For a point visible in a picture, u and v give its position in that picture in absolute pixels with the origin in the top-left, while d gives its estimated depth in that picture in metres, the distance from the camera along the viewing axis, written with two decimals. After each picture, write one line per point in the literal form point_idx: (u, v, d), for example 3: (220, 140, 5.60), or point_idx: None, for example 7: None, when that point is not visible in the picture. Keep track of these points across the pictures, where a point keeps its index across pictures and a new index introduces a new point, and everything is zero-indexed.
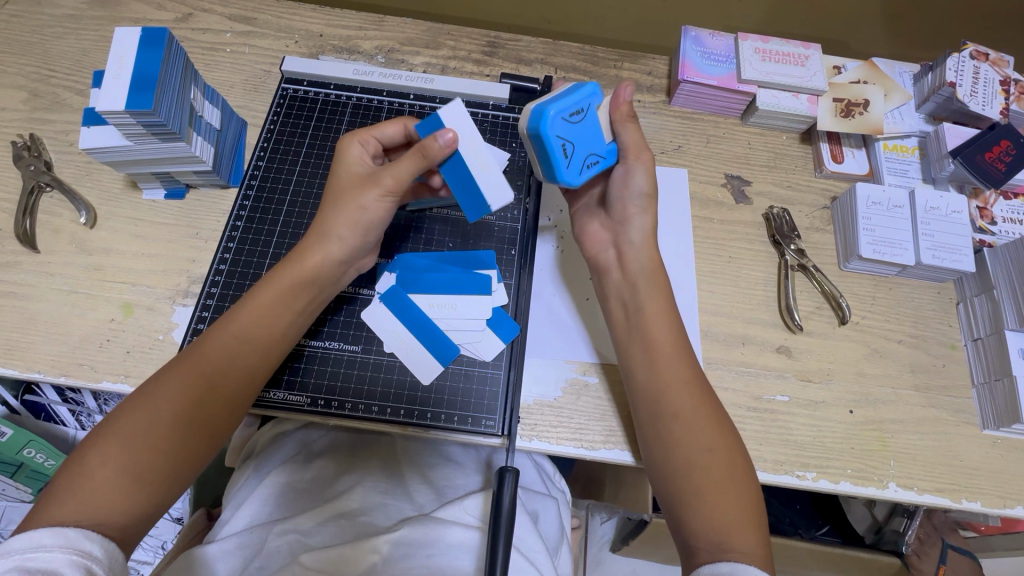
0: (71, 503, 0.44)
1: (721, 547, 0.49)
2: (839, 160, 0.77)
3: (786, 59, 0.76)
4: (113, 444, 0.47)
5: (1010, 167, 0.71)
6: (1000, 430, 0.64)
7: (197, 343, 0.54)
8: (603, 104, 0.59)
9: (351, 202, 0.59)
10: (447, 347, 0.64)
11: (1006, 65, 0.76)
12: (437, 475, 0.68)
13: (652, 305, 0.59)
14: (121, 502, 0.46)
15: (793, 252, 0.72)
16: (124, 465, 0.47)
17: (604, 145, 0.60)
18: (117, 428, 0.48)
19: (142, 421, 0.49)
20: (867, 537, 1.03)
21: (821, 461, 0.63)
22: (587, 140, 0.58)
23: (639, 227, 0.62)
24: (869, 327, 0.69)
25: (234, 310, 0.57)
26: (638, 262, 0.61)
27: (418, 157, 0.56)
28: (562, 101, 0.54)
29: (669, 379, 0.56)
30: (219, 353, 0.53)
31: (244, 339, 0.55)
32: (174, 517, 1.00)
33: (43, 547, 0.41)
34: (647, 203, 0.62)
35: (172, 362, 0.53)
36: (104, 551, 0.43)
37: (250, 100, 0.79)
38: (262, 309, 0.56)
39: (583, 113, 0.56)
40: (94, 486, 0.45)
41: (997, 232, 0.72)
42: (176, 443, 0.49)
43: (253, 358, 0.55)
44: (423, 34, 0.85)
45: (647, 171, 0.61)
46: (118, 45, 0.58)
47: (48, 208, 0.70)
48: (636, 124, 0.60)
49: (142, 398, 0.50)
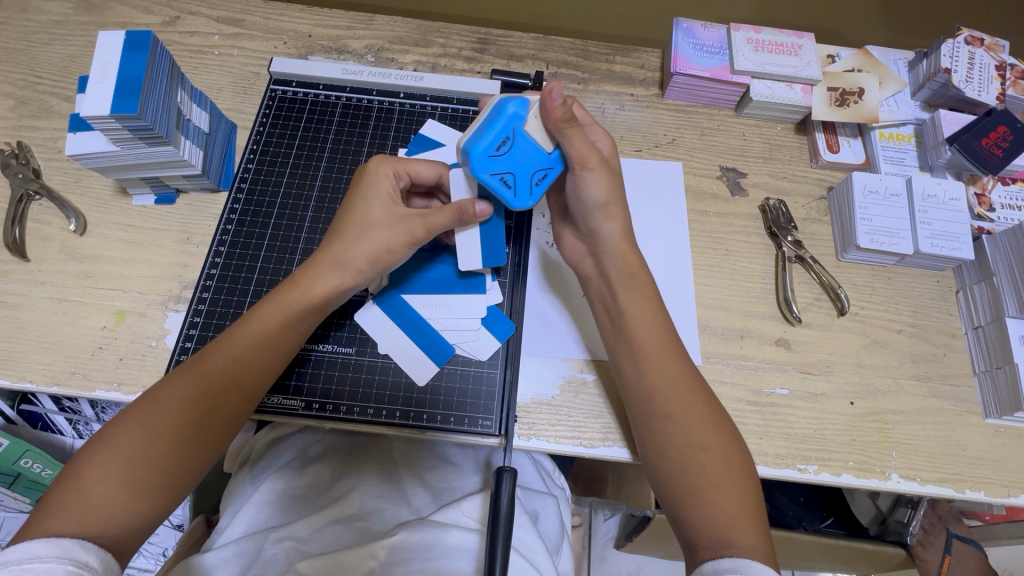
0: (69, 517, 0.44)
1: (722, 544, 0.48)
2: (835, 149, 0.76)
3: (779, 49, 0.76)
4: (111, 459, 0.47)
5: (1007, 152, 0.70)
6: (1003, 418, 0.64)
7: (200, 356, 0.53)
8: (532, 115, 0.54)
9: (373, 233, 0.57)
10: (442, 348, 0.63)
11: (1002, 50, 0.75)
12: (435, 478, 0.68)
13: (633, 311, 0.58)
14: (121, 519, 0.45)
15: (791, 244, 0.71)
16: (124, 482, 0.46)
17: (549, 154, 0.56)
18: (115, 444, 0.47)
19: (142, 437, 0.48)
20: (872, 528, 1.03)
21: (822, 453, 0.62)
22: (525, 161, 0.55)
23: (606, 235, 0.60)
24: (868, 318, 0.69)
25: (236, 325, 0.55)
26: (614, 266, 0.60)
27: (455, 217, 0.58)
28: (484, 138, 0.53)
29: (655, 382, 0.55)
30: (220, 368, 0.52)
31: (247, 354, 0.54)
32: (174, 524, 0.99)
33: (37, 559, 0.40)
34: (608, 211, 0.60)
35: (173, 374, 0.52)
36: (100, 561, 0.43)
37: (239, 102, 0.78)
38: (268, 325, 0.55)
39: (509, 140, 0.54)
40: (93, 503, 0.45)
41: (995, 219, 0.71)
42: (177, 460, 0.49)
43: (254, 374, 0.54)
44: (413, 32, 0.84)
45: (604, 178, 0.58)
46: (102, 49, 0.58)
47: (37, 216, 0.69)
48: (578, 126, 0.55)
49: (141, 413, 0.49)
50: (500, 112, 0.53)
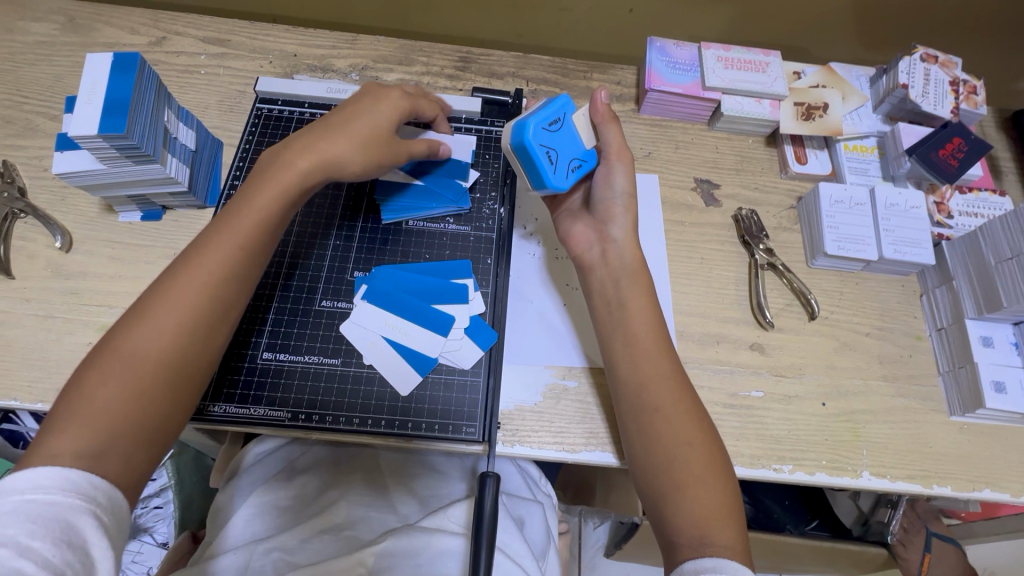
0: (81, 423, 0.45)
1: (702, 541, 0.50)
2: (803, 161, 0.80)
3: (748, 66, 0.79)
4: (117, 364, 0.48)
5: (962, 163, 0.74)
6: (966, 416, 0.67)
7: (183, 261, 0.53)
8: (583, 113, 0.64)
9: (343, 140, 0.61)
10: (424, 358, 0.65)
11: (955, 67, 0.79)
12: (421, 486, 0.69)
13: (633, 302, 0.61)
14: (136, 421, 0.47)
15: (763, 251, 0.74)
16: (130, 387, 0.47)
17: (589, 151, 0.64)
18: (120, 349, 0.48)
19: (143, 340, 0.49)
20: (855, 530, 1.04)
21: (797, 453, 0.64)
22: (569, 147, 0.62)
23: (622, 226, 0.64)
24: (837, 322, 0.71)
25: (217, 228, 0.55)
26: (623, 258, 0.63)
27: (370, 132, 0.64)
28: (540, 112, 0.59)
29: (649, 375, 0.57)
30: (212, 269, 0.53)
31: (233, 253, 0.54)
32: (158, 543, 0.98)
33: (39, 488, 0.41)
34: (629, 202, 0.65)
35: (163, 280, 0.52)
36: (107, 497, 0.44)
37: (225, 120, 0.80)
38: (246, 228, 0.56)
39: (560, 121, 0.61)
40: (104, 407, 0.46)
41: (954, 225, 0.74)
42: (181, 357, 0.50)
43: (245, 275, 0.55)
44: (396, 51, 0.86)
45: (628, 171, 0.64)
46: (91, 70, 0.59)
47: (22, 233, 0.70)
48: (619, 125, 0.64)
49: (140, 317, 0.50)
50: (558, 99, 0.62)
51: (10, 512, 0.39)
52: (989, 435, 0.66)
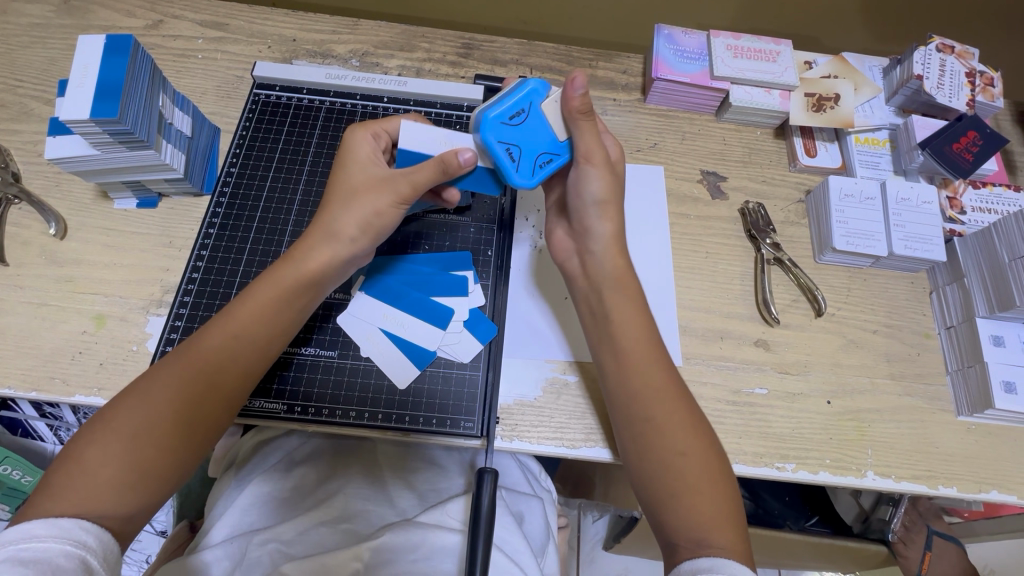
0: (71, 498, 0.44)
1: (700, 544, 0.49)
2: (813, 153, 0.78)
3: (758, 55, 0.77)
4: (116, 442, 0.47)
5: (977, 156, 0.72)
6: (975, 416, 0.65)
7: (185, 347, 0.52)
8: (553, 99, 0.56)
9: (361, 198, 0.57)
10: (422, 351, 0.64)
11: (972, 58, 0.77)
12: (420, 480, 0.68)
13: (619, 313, 0.59)
14: (131, 505, 0.46)
15: (769, 246, 0.72)
16: (128, 464, 0.46)
17: (560, 142, 0.58)
18: (121, 426, 0.47)
19: (140, 417, 0.48)
20: (854, 526, 1.04)
21: (800, 452, 0.63)
22: (535, 140, 0.57)
23: (599, 236, 0.60)
24: (845, 319, 0.70)
25: (224, 312, 0.55)
26: (602, 269, 0.60)
27: (439, 170, 0.55)
28: (500, 105, 0.55)
29: (638, 387, 0.56)
30: (214, 351, 0.52)
31: (247, 340, 0.53)
32: (158, 530, 0.99)
33: (33, 537, 0.40)
34: (604, 210, 0.60)
35: (163, 363, 0.51)
36: (98, 541, 0.43)
37: (223, 106, 0.78)
38: (258, 313, 0.54)
39: (525, 113, 0.56)
40: (99, 484, 0.45)
41: (966, 221, 0.72)
42: (182, 441, 0.49)
43: (251, 357, 0.54)
44: (397, 37, 0.84)
45: (604, 176, 0.58)
46: (83, 54, 0.58)
47: (17, 220, 0.69)
48: (593, 120, 0.56)
49: (137, 396, 0.49)
50: (524, 86, 0.56)
51: (1, 563, 0.38)
52: (996, 435, 0.65)
